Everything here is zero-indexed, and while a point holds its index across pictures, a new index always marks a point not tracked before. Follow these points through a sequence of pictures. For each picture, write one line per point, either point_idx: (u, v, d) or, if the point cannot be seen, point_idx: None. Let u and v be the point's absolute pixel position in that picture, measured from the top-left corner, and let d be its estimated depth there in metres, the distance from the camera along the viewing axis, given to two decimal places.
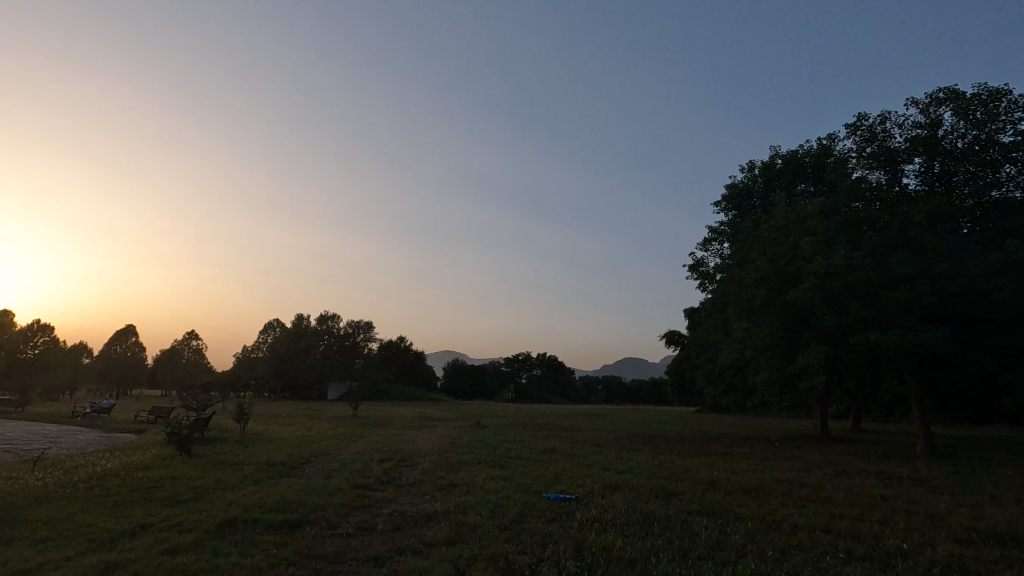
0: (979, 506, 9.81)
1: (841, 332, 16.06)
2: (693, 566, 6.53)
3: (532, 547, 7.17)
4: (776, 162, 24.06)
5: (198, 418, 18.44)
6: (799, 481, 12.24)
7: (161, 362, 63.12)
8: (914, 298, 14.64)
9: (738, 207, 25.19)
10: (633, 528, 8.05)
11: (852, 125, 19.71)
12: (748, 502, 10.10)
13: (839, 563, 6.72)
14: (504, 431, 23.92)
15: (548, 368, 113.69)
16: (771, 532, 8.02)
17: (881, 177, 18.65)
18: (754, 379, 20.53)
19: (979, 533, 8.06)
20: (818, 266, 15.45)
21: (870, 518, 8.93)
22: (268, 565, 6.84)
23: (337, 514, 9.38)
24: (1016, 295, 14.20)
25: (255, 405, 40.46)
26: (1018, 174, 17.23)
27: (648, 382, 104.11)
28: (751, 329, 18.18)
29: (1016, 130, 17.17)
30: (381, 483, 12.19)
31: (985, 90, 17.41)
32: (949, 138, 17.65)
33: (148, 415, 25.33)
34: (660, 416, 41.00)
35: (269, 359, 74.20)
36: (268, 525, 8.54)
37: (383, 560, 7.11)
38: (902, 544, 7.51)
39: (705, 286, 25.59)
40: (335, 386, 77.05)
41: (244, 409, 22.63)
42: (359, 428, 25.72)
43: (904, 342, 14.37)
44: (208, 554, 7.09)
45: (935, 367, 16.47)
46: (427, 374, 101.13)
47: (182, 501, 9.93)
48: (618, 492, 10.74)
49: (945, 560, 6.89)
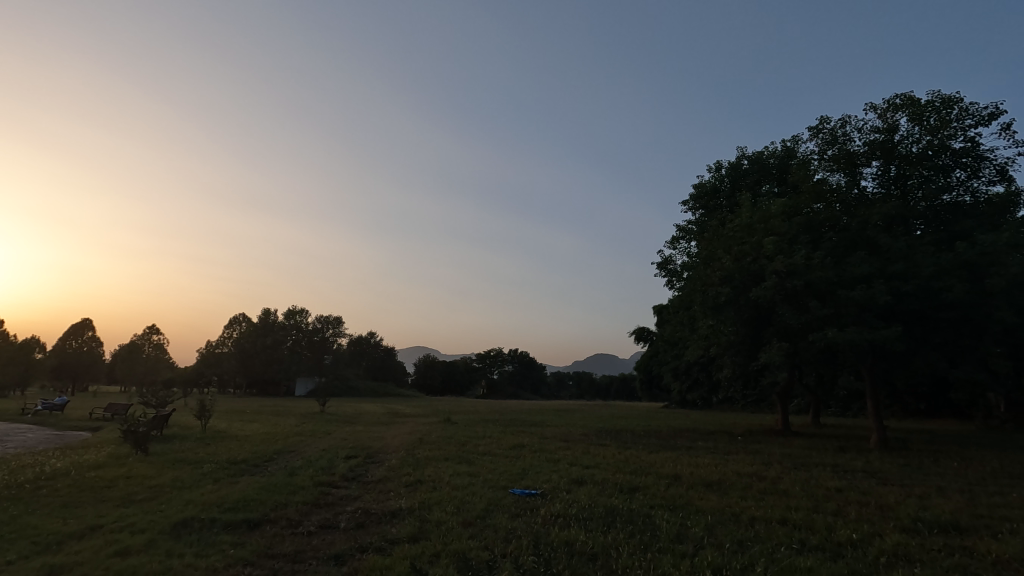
0: (926, 497, 10.21)
1: (801, 329, 16.57)
2: (653, 558, 6.64)
3: (496, 543, 7.20)
4: (742, 163, 24.54)
5: (156, 415, 17.87)
6: (760, 474, 12.56)
7: (119, 358, 60.78)
8: (870, 297, 15.16)
9: (705, 207, 25.55)
10: (596, 523, 8.14)
11: (815, 127, 20.23)
12: (709, 495, 10.33)
13: (792, 554, 6.93)
14: (472, 428, 23.77)
15: (521, 363, 113.28)
16: (729, 525, 8.22)
17: (841, 179, 19.20)
18: (718, 375, 20.97)
19: (925, 523, 8.40)
20: (780, 265, 15.88)
21: (823, 510, 9.25)
22: (224, 566, 6.68)
23: (299, 512, 9.20)
24: (964, 294, 14.83)
25: (218, 401, 39.42)
26: (968, 179, 18.18)
27: (620, 377, 105.23)
28: (716, 326, 18.54)
29: (967, 136, 17.90)
30: (346, 481, 12.03)
31: (938, 97, 18.07)
32: (905, 142, 18.28)
33: (106, 412, 24.50)
34: (621, 416, 34.37)
35: (236, 355, 72.81)
36: (225, 525, 8.32)
37: (344, 559, 7.02)
38: (853, 534, 7.78)
39: (673, 283, 25.98)
40: (302, 381, 76.05)
41: (206, 405, 22.00)
42: (326, 425, 25.32)
43: (860, 340, 14.85)
44: (161, 555, 6.88)
45: (889, 364, 17.09)
46: (397, 370, 100.27)
47: (136, 501, 9.60)
48: (583, 487, 10.83)
49: (891, 550, 7.17)
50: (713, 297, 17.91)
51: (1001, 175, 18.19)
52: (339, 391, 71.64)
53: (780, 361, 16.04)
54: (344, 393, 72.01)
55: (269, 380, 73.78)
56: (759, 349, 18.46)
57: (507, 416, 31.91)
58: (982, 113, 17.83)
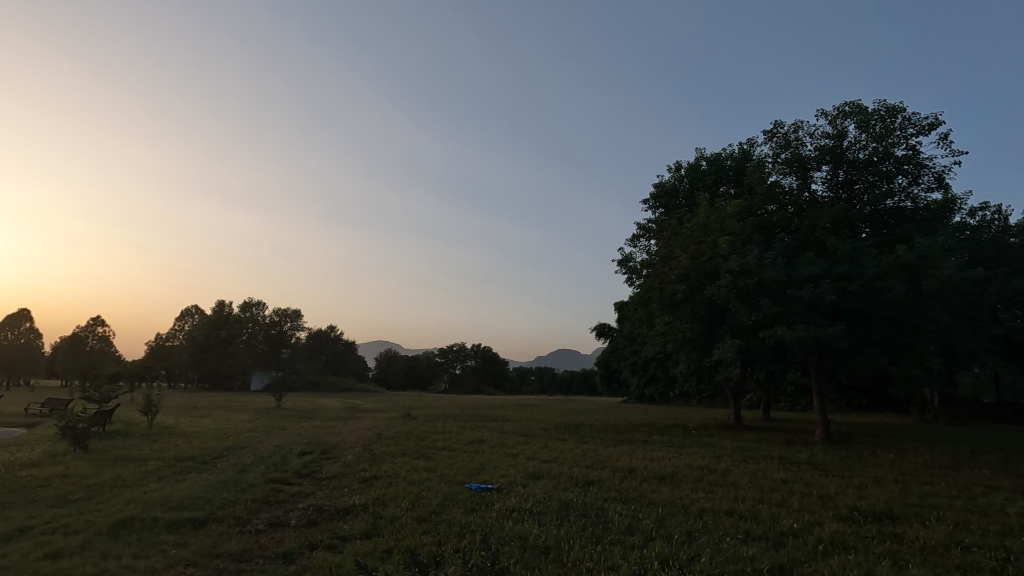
0: (863, 487, 10.73)
1: (752, 327, 17.13)
2: (604, 551, 6.75)
3: (449, 538, 7.18)
4: (700, 163, 25.11)
5: (98, 410, 17.08)
6: (710, 467, 12.96)
7: (60, 350, 57.77)
8: (817, 297, 15.78)
9: (665, 206, 25.96)
10: (550, 517, 8.22)
11: (770, 131, 20.84)
12: (662, 488, 10.59)
13: (737, 544, 7.15)
14: (432, 422, 23.65)
15: (482, 355, 112.45)
16: (679, 516, 8.45)
17: (793, 183, 19.82)
18: (673, 371, 21.53)
19: (861, 512, 8.83)
20: (734, 265, 16.40)
21: (768, 501, 9.59)
22: (164, 567, 6.43)
23: (247, 510, 8.97)
24: (903, 294, 15.57)
25: (168, 395, 38.07)
26: (908, 185, 19.12)
27: (581, 372, 106.52)
28: (673, 323, 19.02)
29: (909, 144, 18.79)
30: (300, 477, 11.80)
31: (884, 106, 18.86)
32: (853, 148, 19.00)
33: (43, 407, 23.24)
34: (569, 416, 29.33)
35: (187, 348, 70.20)
36: (168, 525, 8.02)
37: (292, 557, 6.87)
38: (794, 523, 8.10)
39: (632, 280, 26.41)
40: (259, 376, 73.18)
41: (153, 401, 21.13)
42: (280, 420, 24.70)
43: (807, 338, 15.40)
44: (95, 558, 6.56)
45: (834, 360, 17.82)
46: (357, 366, 98.78)
47: (71, 501, 9.15)
48: (539, 481, 10.93)
49: (828, 538, 7.49)
50: (671, 295, 18.34)
51: (939, 182, 19.22)
52: (297, 386, 69.91)
53: (732, 358, 16.55)
54: (302, 387, 70.54)
55: (222, 373, 71.44)
56: (713, 346, 19.05)
57: (452, 416, 27.49)
58: (923, 123, 18.75)
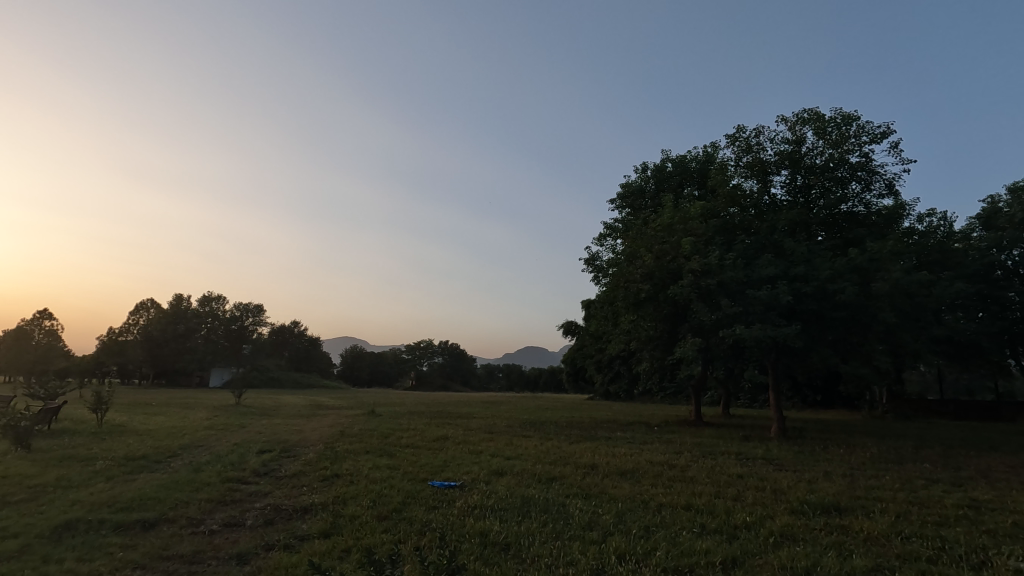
0: (814, 482, 11.13)
1: (713, 326, 17.57)
2: (562, 546, 6.82)
3: (410, 536, 7.15)
4: (666, 165, 25.57)
5: (43, 408, 16.30)
6: (670, 462, 13.22)
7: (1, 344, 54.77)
8: (774, 297, 16.27)
9: (630, 206, 26.32)
10: (511, 513, 8.28)
11: (732, 136, 21.38)
12: (623, 483, 10.75)
13: (692, 537, 7.34)
14: (396, 420, 23.34)
15: (449, 354, 112.93)
16: (639, 512, 8.62)
17: (754, 185, 20.36)
18: (637, 368, 21.89)
19: (811, 505, 9.17)
20: (696, 265, 16.83)
21: (725, 495, 9.87)
22: (110, 569, 6.20)
23: (201, 510, 8.72)
24: (854, 296, 16.18)
25: (119, 393, 36.54)
26: (862, 190, 19.85)
27: (548, 371, 107.01)
28: (637, 321, 19.39)
29: (862, 152, 19.55)
30: (258, 476, 11.55)
31: (840, 114, 19.56)
32: (811, 154, 19.64)
33: None
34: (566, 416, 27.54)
35: (141, 343, 67.49)
36: (116, 526, 7.73)
37: (247, 557, 6.72)
38: (747, 517, 8.33)
39: (598, 278, 26.71)
40: (217, 376, 74.32)
41: (103, 398, 20.23)
42: (239, 418, 24.04)
43: (765, 337, 15.86)
44: (35, 562, 6.27)
45: (790, 359, 18.38)
46: (321, 363, 96.89)
47: (10, 503, 8.71)
48: (502, 478, 10.98)
49: (779, 530, 7.75)
50: (635, 294, 18.77)
51: (889, 189, 20.05)
52: (259, 383, 68.03)
53: (693, 356, 16.93)
54: (263, 383, 68.70)
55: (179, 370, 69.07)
56: (675, 344, 19.50)
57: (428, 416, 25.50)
58: (875, 131, 19.54)
